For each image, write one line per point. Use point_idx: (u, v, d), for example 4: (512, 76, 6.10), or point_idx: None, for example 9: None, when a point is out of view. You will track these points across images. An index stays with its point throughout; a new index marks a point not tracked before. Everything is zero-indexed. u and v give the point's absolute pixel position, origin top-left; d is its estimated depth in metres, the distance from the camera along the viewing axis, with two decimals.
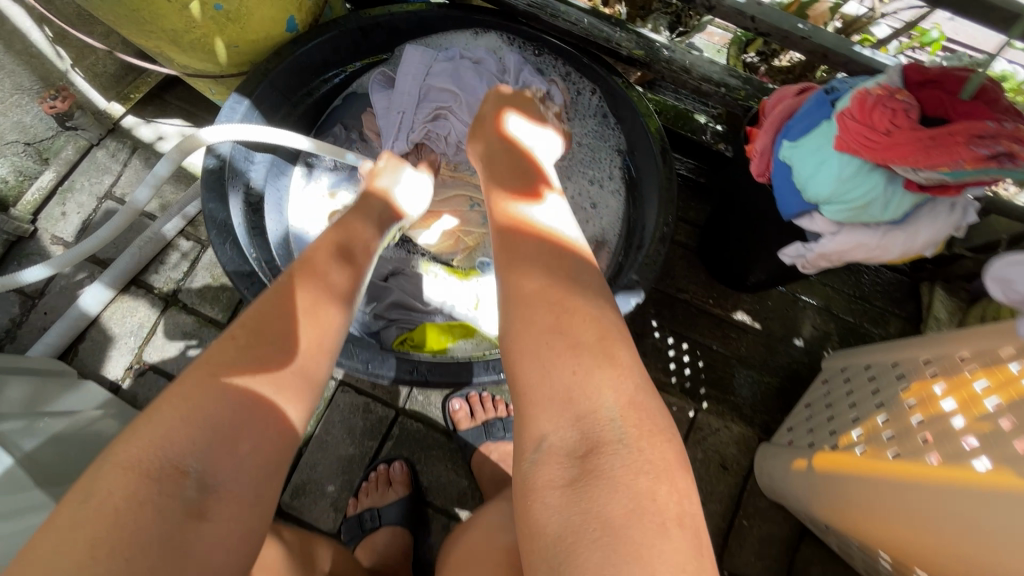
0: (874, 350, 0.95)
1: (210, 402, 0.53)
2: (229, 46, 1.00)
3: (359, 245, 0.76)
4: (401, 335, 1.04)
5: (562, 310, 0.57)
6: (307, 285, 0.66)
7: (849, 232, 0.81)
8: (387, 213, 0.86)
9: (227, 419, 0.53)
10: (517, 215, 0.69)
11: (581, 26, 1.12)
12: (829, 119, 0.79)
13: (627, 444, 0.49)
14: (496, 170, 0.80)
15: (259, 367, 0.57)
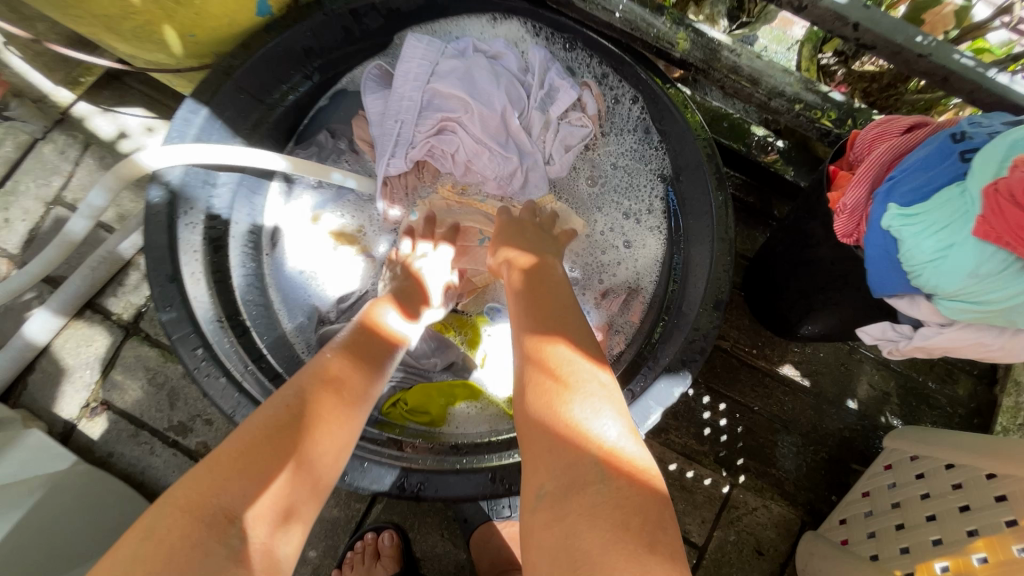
0: (952, 444, 0.78)
1: (272, 452, 0.50)
2: (184, 34, 0.80)
3: (344, 395, 0.58)
4: (393, 396, 0.87)
5: (597, 546, 0.41)
6: (325, 408, 0.55)
7: (963, 330, 0.64)
8: (383, 347, 0.66)
9: (285, 472, 0.50)
10: (552, 393, 0.52)
11: (618, 19, 0.89)
12: (960, 183, 0.60)
13: (607, 483, 0.45)
14: (531, 311, 0.64)
15: (308, 421, 0.53)
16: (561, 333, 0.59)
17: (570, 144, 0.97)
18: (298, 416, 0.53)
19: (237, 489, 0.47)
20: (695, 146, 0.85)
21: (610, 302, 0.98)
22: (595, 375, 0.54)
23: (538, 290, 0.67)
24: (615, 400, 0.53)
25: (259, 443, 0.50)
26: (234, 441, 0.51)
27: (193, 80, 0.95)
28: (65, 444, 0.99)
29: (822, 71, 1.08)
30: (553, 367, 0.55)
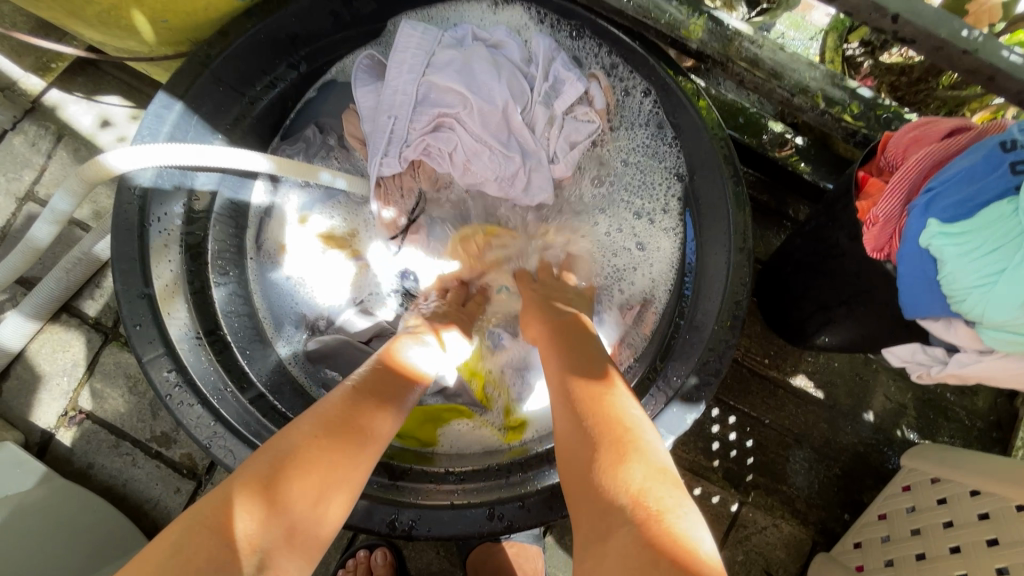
0: (979, 468, 0.74)
1: (286, 480, 0.47)
2: (154, 20, 0.72)
3: (359, 437, 0.53)
4: None
5: None
6: (338, 443, 0.51)
7: (1000, 360, 0.60)
8: (398, 383, 0.60)
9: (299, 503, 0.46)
10: (592, 447, 0.51)
11: (629, 7, 0.82)
12: (1010, 199, 0.54)
13: (635, 524, 0.43)
14: (571, 363, 0.62)
15: (324, 452, 0.49)
16: (593, 380, 0.58)
17: (575, 141, 0.90)
18: (297, 451, 0.49)
19: (229, 512, 0.44)
20: (711, 148, 0.79)
21: (624, 312, 0.93)
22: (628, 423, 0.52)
23: (568, 339, 0.66)
24: (651, 447, 0.51)
25: (253, 472, 0.47)
26: (248, 471, 0.47)
27: (170, 69, 0.88)
28: (43, 455, 0.94)
29: (846, 63, 1.00)
30: (582, 417, 0.54)
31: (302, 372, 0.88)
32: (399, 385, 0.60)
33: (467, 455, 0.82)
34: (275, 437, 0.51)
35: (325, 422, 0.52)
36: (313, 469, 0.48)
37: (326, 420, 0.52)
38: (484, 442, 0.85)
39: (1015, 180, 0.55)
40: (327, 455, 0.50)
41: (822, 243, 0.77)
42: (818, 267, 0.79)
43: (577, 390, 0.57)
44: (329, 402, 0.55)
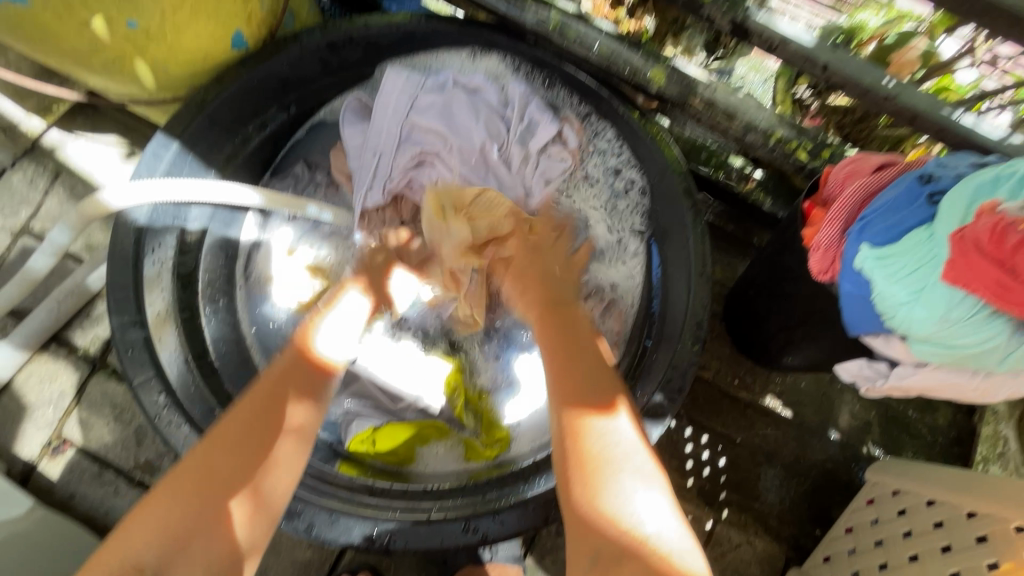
0: (932, 478, 0.78)
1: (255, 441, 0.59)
2: (156, 68, 0.79)
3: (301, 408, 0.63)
4: (362, 434, 0.87)
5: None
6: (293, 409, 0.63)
7: (933, 372, 0.65)
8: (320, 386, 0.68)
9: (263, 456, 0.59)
10: (592, 455, 0.56)
11: (595, 55, 0.90)
12: (927, 226, 0.61)
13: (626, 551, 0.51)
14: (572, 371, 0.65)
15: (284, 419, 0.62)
16: (586, 400, 0.61)
17: (550, 177, 0.97)
18: (237, 451, 0.58)
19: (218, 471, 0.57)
20: (673, 181, 0.86)
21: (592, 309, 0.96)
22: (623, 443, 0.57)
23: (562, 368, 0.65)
24: (642, 471, 0.55)
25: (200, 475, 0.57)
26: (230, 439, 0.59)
27: (167, 111, 0.94)
28: (24, 485, 0.95)
29: (796, 104, 1.07)
30: (573, 445, 0.58)
31: None
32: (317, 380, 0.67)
33: (440, 473, 0.85)
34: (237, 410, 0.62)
35: (253, 422, 0.61)
36: (260, 469, 0.59)
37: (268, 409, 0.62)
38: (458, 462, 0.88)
39: (932, 209, 0.62)
40: (270, 456, 0.60)
41: (777, 267, 0.83)
42: (774, 290, 0.85)
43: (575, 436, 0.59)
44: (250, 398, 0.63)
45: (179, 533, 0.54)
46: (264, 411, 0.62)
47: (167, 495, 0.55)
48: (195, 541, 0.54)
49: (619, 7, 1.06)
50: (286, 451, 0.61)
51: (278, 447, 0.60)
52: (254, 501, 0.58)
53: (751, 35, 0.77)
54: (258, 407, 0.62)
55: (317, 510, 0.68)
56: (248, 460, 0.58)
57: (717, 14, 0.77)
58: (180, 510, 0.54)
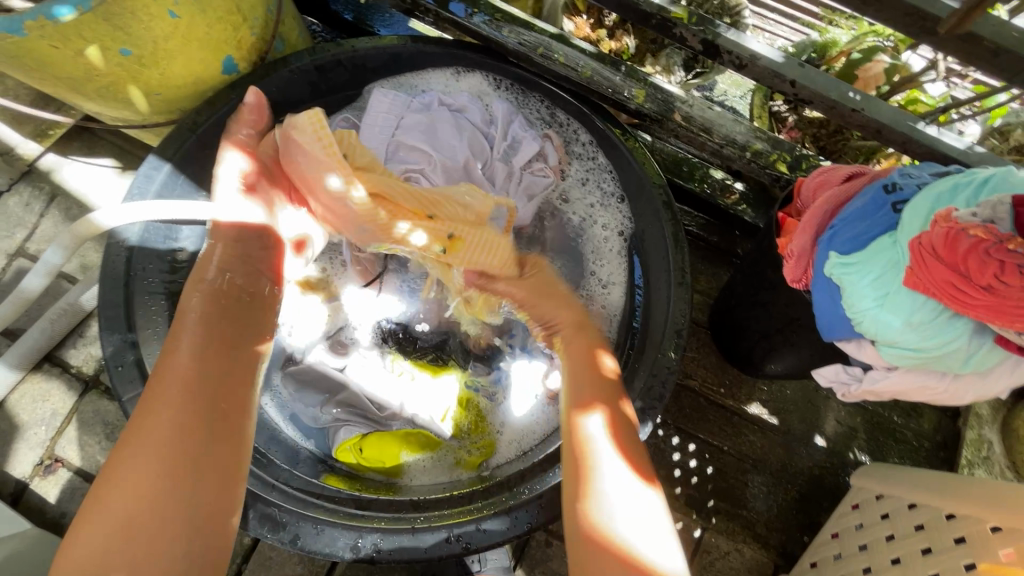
0: (916, 483, 0.79)
1: (183, 420, 0.63)
2: (149, 93, 0.82)
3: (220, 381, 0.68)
4: (353, 439, 0.88)
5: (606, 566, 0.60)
6: (206, 386, 0.66)
7: (906, 374, 0.67)
8: None
9: (196, 432, 0.63)
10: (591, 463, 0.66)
11: (574, 74, 0.93)
12: (892, 235, 0.64)
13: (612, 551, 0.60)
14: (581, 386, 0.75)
15: (206, 396, 0.66)
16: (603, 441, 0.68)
17: (533, 193, 1.00)
18: (172, 448, 0.61)
19: (158, 462, 0.60)
20: (652, 193, 0.89)
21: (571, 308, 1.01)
22: (623, 475, 0.65)
23: (574, 383, 0.76)
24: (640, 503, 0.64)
25: (154, 480, 0.60)
26: (162, 427, 0.62)
27: (160, 134, 0.96)
28: (16, 505, 0.95)
29: (774, 118, 1.10)
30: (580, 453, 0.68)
31: (276, 404, 0.92)
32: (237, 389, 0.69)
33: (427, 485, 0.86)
34: (151, 402, 0.63)
35: (176, 424, 0.63)
36: (181, 442, 0.62)
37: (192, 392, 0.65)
38: (446, 473, 0.89)
39: (896, 217, 0.65)
40: (189, 432, 0.63)
41: (756, 276, 0.85)
42: (753, 298, 0.87)
43: (581, 442, 0.69)
44: (176, 402, 0.64)
45: (143, 516, 0.58)
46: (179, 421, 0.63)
47: (112, 490, 0.59)
48: (154, 534, 0.57)
49: (599, 28, 1.11)
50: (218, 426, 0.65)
51: (196, 427, 0.63)
52: (191, 472, 0.61)
53: (721, 53, 0.80)
54: (190, 408, 0.64)
55: (302, 522, 0.69)
56: (189, 441, 0.62)
57: (689, 34, 0.80)
58: (127, 500, 0.58)
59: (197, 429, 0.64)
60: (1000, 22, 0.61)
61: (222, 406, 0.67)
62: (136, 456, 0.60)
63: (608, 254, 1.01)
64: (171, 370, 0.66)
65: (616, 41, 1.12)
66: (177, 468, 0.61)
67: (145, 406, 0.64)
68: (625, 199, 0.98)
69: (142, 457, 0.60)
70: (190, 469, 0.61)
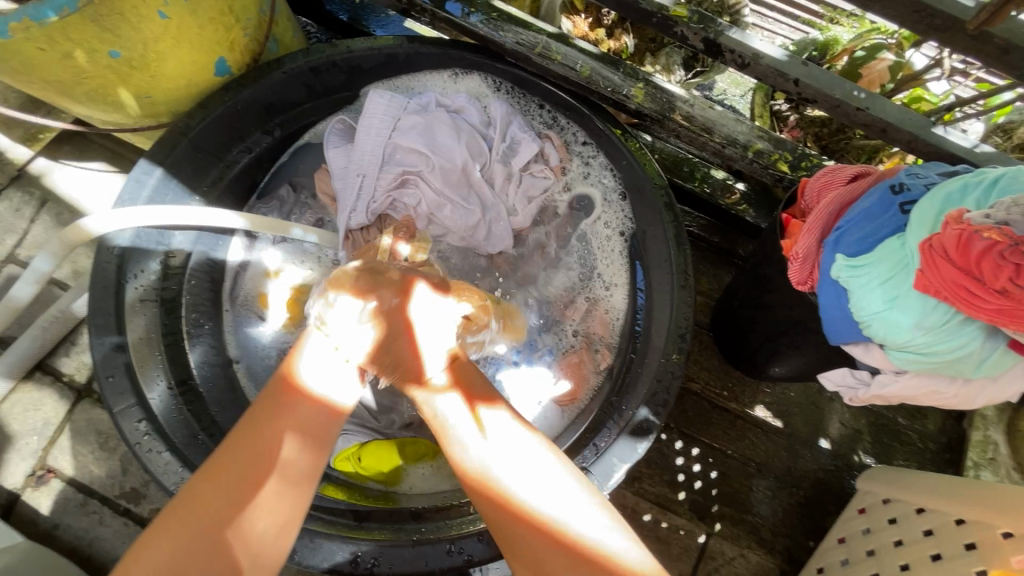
0: (924, 487, 0.78)
1: (249, 461, 0.58)
2: (139, 96, 0.80)
3: (284, 420, 0.62)
4: (348, 449, 0.87)
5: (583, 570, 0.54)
6: (276, 425, 0.61)
7: (914, 378, 0.66)
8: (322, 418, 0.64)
9: (255, 472, 0.58)
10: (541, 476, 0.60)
11: (573, 75, 0.91)
12: (900, 236, 0.62)
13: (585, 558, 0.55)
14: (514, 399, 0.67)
15: (273, 436, 0.60)
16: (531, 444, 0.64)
17: (532, 195, 0.99)
18: (242, 484, 0.57)
19: (219, 503, 0.56)
20: (654, 195, 0.87)
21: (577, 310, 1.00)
22: None
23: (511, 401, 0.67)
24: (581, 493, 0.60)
25: (195, 503, 0.56)
26: (223, 460, 0.58)
27: (151, 137, 0.94)
28: (7, 517, 0.93)
29: (775, 116, 1.10)
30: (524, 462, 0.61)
31: None
32: (294, 413, 0.62)
33: (427, 492, 0.84)
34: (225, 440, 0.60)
35: (243, 461, 0.58)
36: (240, 481, 0.57)
37: (259, 433, 0.60)
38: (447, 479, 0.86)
39: (904, 219, 0.64)
40: (249, 471, 0.58)
41: (759, 279, 0.84)
42: (756, 300, 0.85)
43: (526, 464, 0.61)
44: (240, 436, 0.60)
45: (196, 556, 0.53)
46: (239, 448, 0.59)
47: (165, 535, 0.54)
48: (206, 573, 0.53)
49: (598, 28, 1.09)
50: (288, 464, 0.60)
51: (263, 465, 0.58)
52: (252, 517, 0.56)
53: (724, 52, 0.79)
54: (274, 448, 0.60)
55: (299, 535, 0.67)
56: (248, 480, 0.57)
57: (690, 33, 0.79)
58: (183, 543, 0.54)
59: (255, 472, 0.58)
60: (1010, 18, 0.60)
61: (269, 436, 0.60)
62: (200, 491, 0.56)
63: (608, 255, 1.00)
64: (253, 410, 0.62)
65: (615, 40, 1.10)
66: (239, 512, 0.56)
67: (227, 444, 0.60)
68: (625, 197, 0.97)
69: (209, 493, 0.56)
70: (255, 505, 0.56)
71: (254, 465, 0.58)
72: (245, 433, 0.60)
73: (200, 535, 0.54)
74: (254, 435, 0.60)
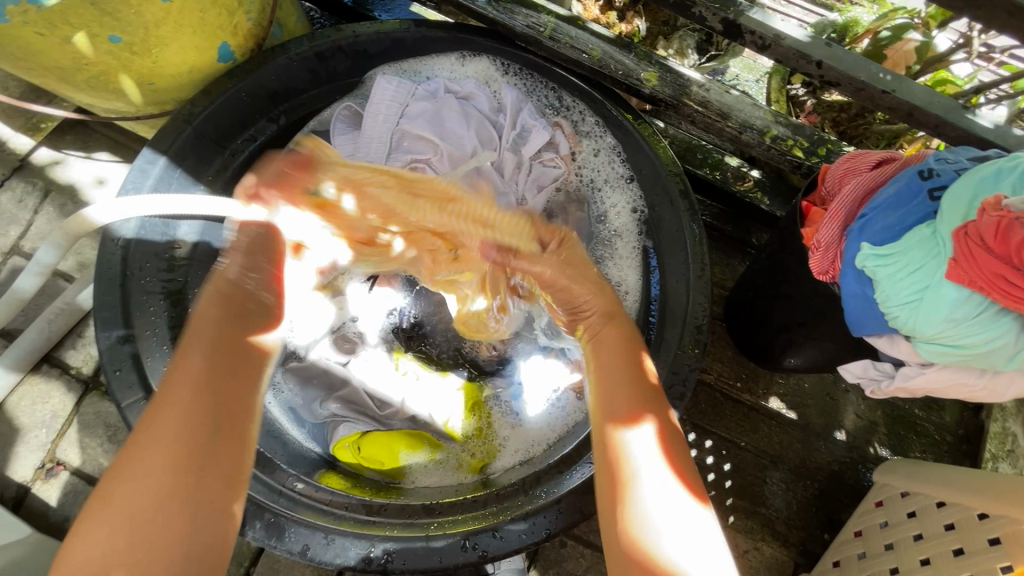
0: (942, 480, 0.77)
1: (180, 419, 0.52)
2: (141, 82, 0.78)
3: (228, 377, 0.57)
4: (346, 439, 0.85)
5: None
6: (198, 375, 0.55)
7: (940, 372, 0.64)
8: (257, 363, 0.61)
9: (191, 431, 0.52)
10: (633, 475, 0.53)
11: (584, 58, 0.89)
12: (930, 224, 0.60)
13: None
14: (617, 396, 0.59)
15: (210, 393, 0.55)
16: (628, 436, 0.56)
17: (543, 184, 0.96)
18: (177, 451, 0.51)
19: (157, 482, 0.49)
20: (668, 181, 0.85)
21: None
22: (680, 505, 0.52)
23: (620, 392, 0.60)
24: (689, 513, 0.51)
25: (131, 472, 0.50)
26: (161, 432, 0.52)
27: (154, 125, 0.93)
28: (17, 510, 0.93)
29: (792, 101, 1.07)
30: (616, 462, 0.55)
31: (275, 399, 0.90)
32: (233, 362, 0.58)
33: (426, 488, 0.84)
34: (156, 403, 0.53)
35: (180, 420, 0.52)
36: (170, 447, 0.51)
37: (208, 390, 0.55)
38: (445, 476, 0.87)
39: (932, 206, 0.61)
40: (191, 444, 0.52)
41: (776, 269, 0.81)
42: (773, 290, 0.82)
43: (620, 458, 0.55)
44: (180, 391, 0.54)
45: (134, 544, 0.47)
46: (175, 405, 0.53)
47: (101, 516, 0.48)
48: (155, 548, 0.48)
49: (609, 11, 1.06)
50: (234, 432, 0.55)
51: (188, 418, 0.53)
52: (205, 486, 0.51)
53: (743, 32, 0.75)
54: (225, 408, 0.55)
55: (311, 532, 0.67)
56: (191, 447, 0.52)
57: (708, 13, 0.75)
58: (114, 522, 0.48)
59: (210, 438, 0.53)
60: None
61: (230, 408, 0.55)
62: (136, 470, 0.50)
63: (622, 241, 0.98)
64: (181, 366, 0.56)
65: (627, 24, 1.07)
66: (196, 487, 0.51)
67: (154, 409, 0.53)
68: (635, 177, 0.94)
69: (141, 466, 0.50)
70: (198, 470, 0.51)
71: (226, 420, 0.55)
72: (205, 402, 0.54)
73: (167, 510, 0.49)
74: (187, 398, 0.54)
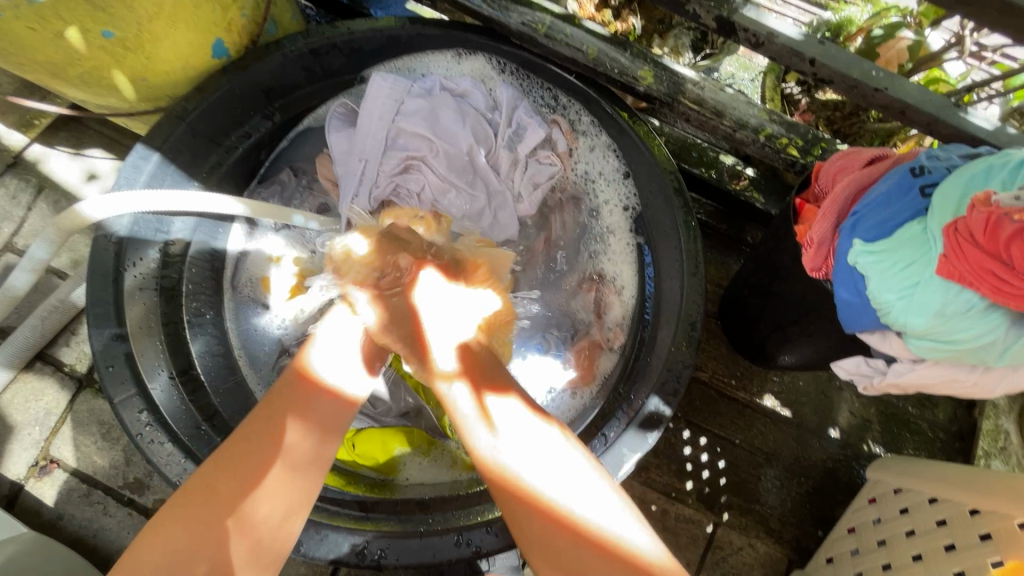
0: (935, 476, 0.77)
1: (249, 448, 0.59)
2: (135, 78, 0.77)
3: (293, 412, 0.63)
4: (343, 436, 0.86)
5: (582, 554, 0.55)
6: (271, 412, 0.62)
7: (931, 367, 0.64)
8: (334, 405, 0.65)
9: (253, 460, 0.58)
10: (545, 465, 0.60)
11: (579, 57, 0.89)
12: (921, 220, 0.60)
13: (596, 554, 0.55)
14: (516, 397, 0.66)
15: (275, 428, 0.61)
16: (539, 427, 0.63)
17: (537, 182, 0.97)
18: (243, 476, 0.57)
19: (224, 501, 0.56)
20: (662, 179, 0.85)
21: (583, 298, 0.98)
22: (582, 473, 0.60)
23: (504, 391, 0.67)
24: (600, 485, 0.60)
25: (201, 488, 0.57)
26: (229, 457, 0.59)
27: (148, 121, 0.92)
28: (10, 508, 0.92)
29: (787, 99, 1.07)
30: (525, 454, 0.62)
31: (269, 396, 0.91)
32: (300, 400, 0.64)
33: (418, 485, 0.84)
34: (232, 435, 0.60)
35: (246, 452, 0.59)
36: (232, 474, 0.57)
37: (270, 423, 0.61)
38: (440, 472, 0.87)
39: (924, 202, 0.62)
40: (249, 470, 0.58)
41: (770, 266, 0.81)
42: (767, 287, 0.83)
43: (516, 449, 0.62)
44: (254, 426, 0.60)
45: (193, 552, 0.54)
46: (248, 436, 0.60)
47: (174, 518, 0.55)
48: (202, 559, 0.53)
49: (604, 9, 1.06)
50: (287, 461, 0.60)
51: (254, 449, 0.59)
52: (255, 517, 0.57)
53: (737, 30, 0.75)
54: (282, 438, 0.60)
55: (304, 527, 0.67)
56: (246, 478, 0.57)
57: (703, 11, 0.75)
58: (178, 534, 0.54)
59: (258, 463, 0.58)
60: None
61: (293, 444, 0.61)
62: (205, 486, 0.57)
63: (616, 239, 0.97)
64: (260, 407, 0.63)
65: (622, 22, 1.07)
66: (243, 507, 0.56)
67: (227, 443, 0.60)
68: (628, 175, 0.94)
69: (213, 484, 0.57)
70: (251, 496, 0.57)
71: (292, 452, 0.60)
72: (270, 435, 0.60)
73: (214, 529, 0.55)
74: (257, 427, 0.61)
